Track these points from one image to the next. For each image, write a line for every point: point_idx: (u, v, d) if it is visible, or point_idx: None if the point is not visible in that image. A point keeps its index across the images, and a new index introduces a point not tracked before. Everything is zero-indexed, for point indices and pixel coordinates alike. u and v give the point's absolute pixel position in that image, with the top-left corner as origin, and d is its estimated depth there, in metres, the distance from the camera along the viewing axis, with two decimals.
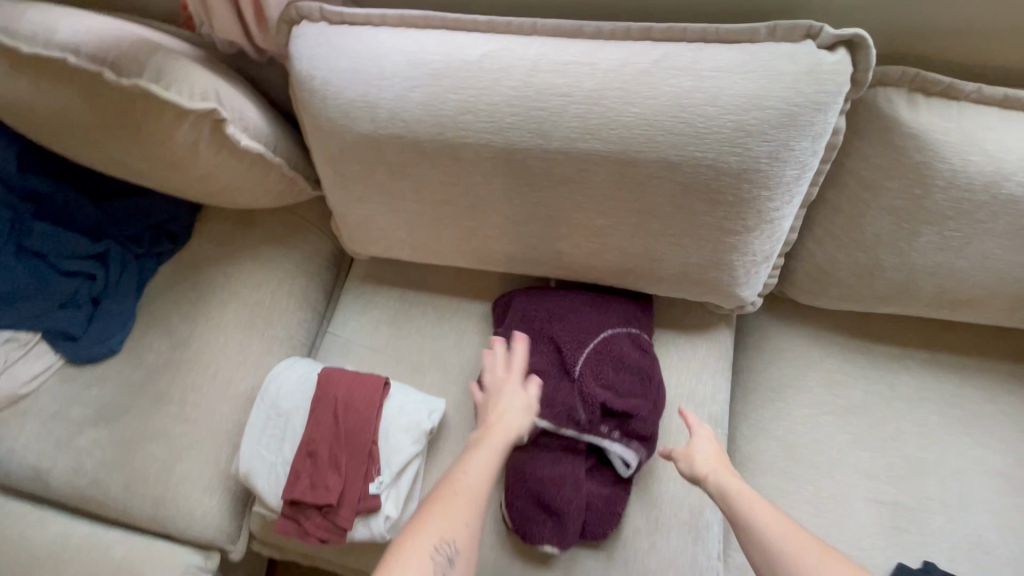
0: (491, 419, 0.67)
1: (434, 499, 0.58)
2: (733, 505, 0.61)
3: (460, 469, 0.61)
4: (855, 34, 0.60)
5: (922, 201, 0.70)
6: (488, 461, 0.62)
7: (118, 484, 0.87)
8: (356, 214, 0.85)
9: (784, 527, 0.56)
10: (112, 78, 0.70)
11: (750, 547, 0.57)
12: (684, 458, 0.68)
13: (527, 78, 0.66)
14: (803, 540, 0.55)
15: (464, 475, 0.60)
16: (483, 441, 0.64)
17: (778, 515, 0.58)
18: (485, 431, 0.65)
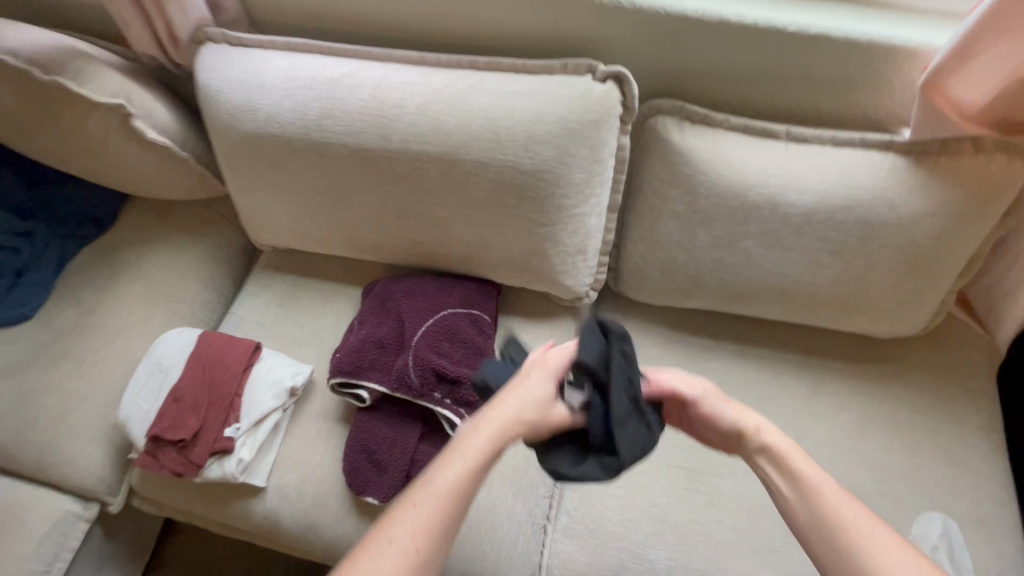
0: (492, 414, 0.60)
1: (410, 489, 0.58)
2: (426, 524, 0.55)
3: (434, 471, 0.58)
4: (616, 71, 0.78)
5: (694, 206, 0.86)
6: (472, 448, 0.58)
7: (11, 433, 0.96)
8: (247, 204, 0.99)
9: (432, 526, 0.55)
10: (38, 75, 0.85)
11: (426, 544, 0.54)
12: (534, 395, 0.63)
13: (374, 93, 0.83)
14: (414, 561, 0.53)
15: (436, 476, 0.57)
16: (461, 446, 0.59)
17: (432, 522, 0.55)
18: (468, 434, 0.60)
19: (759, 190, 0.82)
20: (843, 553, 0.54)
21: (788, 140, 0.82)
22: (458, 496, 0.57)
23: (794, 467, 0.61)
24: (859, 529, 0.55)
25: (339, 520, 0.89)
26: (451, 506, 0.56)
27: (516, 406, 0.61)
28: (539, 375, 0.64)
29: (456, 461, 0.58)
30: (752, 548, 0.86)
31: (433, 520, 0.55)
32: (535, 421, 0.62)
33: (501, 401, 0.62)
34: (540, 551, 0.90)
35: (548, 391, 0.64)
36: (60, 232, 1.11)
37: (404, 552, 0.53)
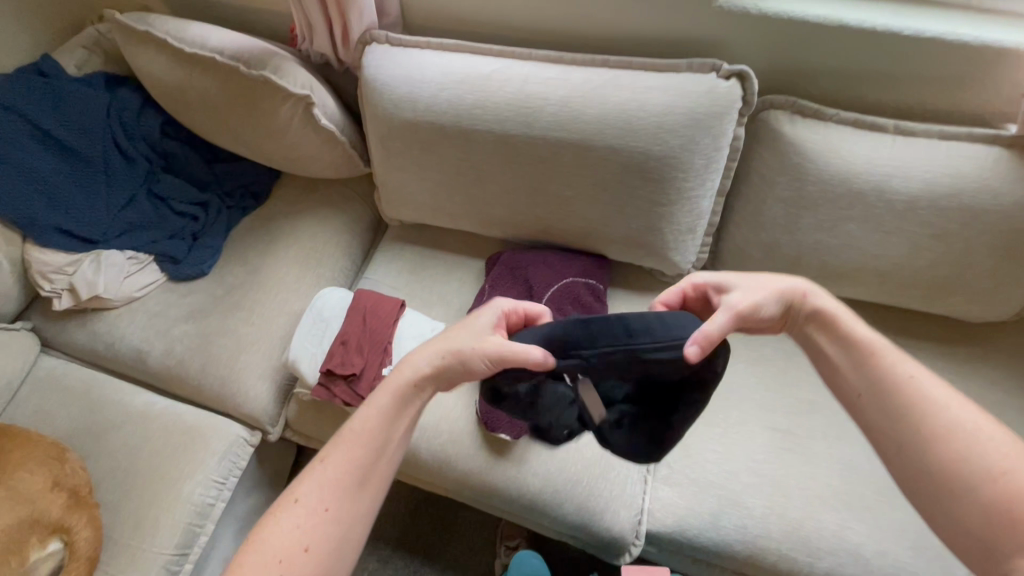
0: (395, 380, 0.70)
1: (322, 454, 0.66)
2: (320, 479, 0.64)
3: (343, 433, 0.67)
4: (741, 69, 0.89)
5: (801, 192, 0.95)
6: (376, 411, 0.68)
7: (196, 367, 1.15)
8: (394, 182, 1.15)
9: (322, 483, 0.64)
10: (245, 70, 1.06)
11: (309, 496, 0.63)
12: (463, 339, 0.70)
13: (520, 87, 0.97)
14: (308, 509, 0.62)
15: (346, 442, 0.66)
16: (369, 409, 0.68)
17: (323, 479, 0.64)
18: (377, 399, 0.69)
19: (867, 177, 0.90)
20: (911, 415, 0.59)
21: (896, 132, 0.91)
22: (366, 451, 0.66)
23: (849, 333, 0.67)
24: (922, 389, 0.60)
25: (471, 455, 1.03)
26: (359, 459, 0.65)
27: (416, 364, 0.70)
28: (467, 328, 0.72)
29: (363, 424, 0.67)
30: (843, 502, 0.95)
31: (339, 473, 0.64)
32: (451, 362, 0.69)
33: (404, 365, 0.71)
34: (643, 497, 1.01)
35: (476, 334, 0.70)
36: (228, 204, 1.31)
37: (319, 505, 0.62)
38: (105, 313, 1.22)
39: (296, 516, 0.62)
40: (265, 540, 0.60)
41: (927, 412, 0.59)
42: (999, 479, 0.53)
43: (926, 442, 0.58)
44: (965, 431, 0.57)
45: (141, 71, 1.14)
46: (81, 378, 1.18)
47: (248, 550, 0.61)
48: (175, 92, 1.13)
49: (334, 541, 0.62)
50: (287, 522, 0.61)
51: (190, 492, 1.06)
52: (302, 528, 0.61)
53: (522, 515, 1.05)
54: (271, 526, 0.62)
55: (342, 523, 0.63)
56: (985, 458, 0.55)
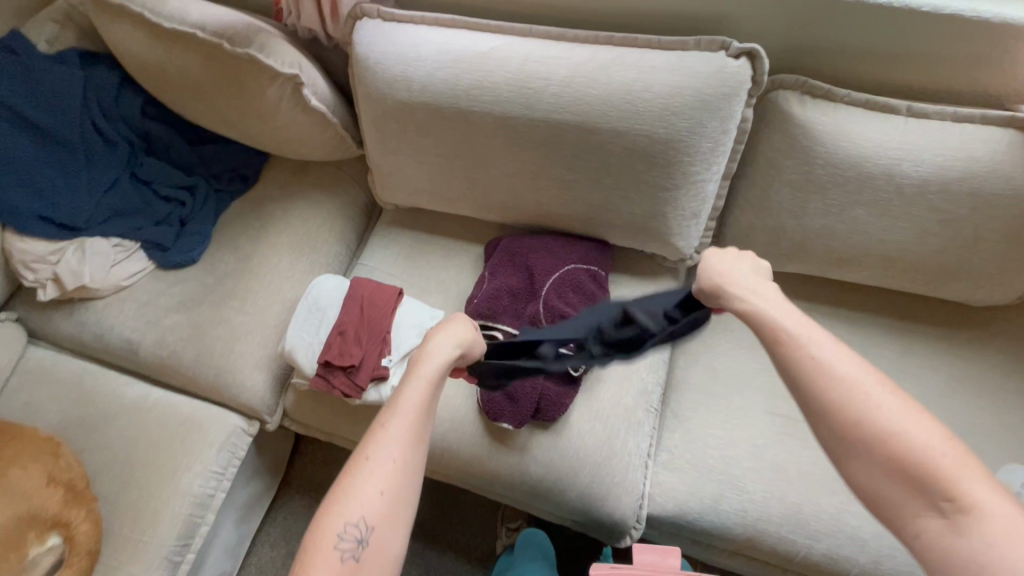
0: (429, 350, 0.68)
1: (380, 417, 0.64)
2: (385, 439, 0.61)
3: (396, 398, 0.65)
4: (751, 47, 0.85)
5: (809, 176, 0.93)
6: (425, 373, 0.66)
7: (190, 358, 1.13)
8: (389, 165, 1.11)
9: (387, 441, 0.61)
10: (228, 47, 0.99)
11: (378, 456, 0.61)
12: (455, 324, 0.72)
13: (520, 66, 0.93)
14: (379, 467, 0.60)
15: (401, 405, 0.64)
16: (415, 374, 0.66)
17: (388, 439, 0.62)
18: (418, 364, 0.67)
19: (876, 161, 0.88)
20: (819, 385, 0.55)
21: (908, 115, 0.88)
22: (421, 408, 0.64)
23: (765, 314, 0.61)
24: (817, 353, 0.56)
25: (472, 444, 1.03)
26: (417, 416, 0.64)
27: (440, 340, 0.70)
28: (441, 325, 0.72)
29: (413, 386, 0.65)
30: (842, 486, 0.96)
31: (402, 434, 0.62)
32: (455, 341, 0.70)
33: (431, 340, 0.69)
34: (644, 482, 1.01)
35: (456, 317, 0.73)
36: (215, 187, 1.26)
37: (388, 462, 0.60)
38: (93, 303, 1.18)
39: (368, 474, 0.60)
40: (342, 501, 0.59)
41: (836, 384, 0.54)
42: (898, 444, 0.51)
43: (829, 421, 0.54)
44: (863, 399, 0.53)
45: (119, 49, 1.07)
46: (71, 369, 1.16)
47: (325, 514, 0.59)
48: (155, 71, 1.07)
49: (407, 492, 0.61)
50: (360, 483, 0.60)
51: (190, 483, 1.05)
52: (376, 483, 0.60)
53: (524, 500, 1.05)
54: (345, 488, 0.60)
55: (413, 477, 0.62)
56: (886, 419, 0.52)
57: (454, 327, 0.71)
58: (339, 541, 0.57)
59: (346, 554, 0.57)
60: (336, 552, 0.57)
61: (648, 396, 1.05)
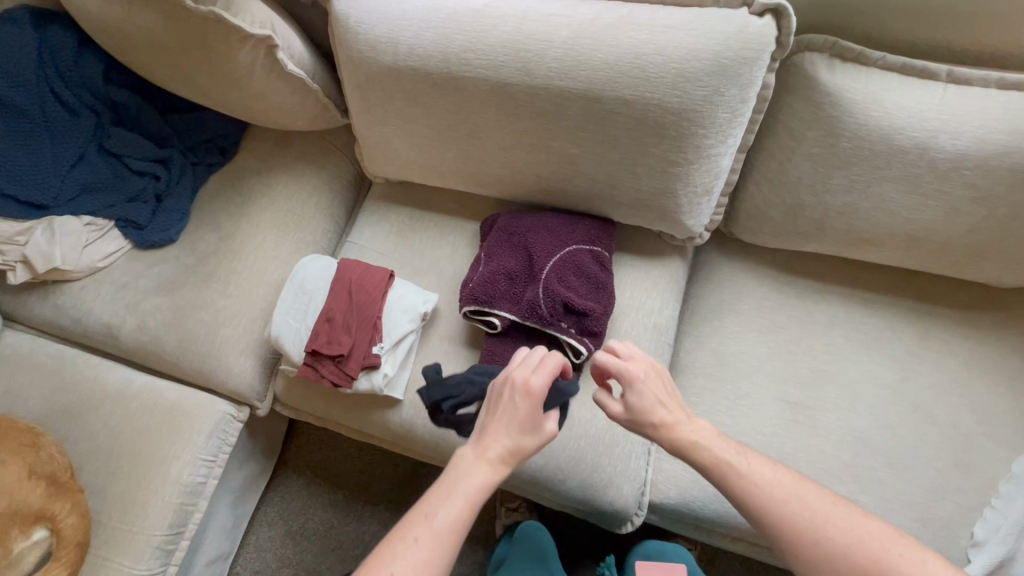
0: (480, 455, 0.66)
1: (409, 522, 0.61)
2: (419, 532, 0.60)
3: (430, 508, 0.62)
4: (778, 3, 0.76)
5: (834, 149, 0.85)
6: (466, 490, 0.63)
7: (173, 343, 1.08)
8: (376, 137, 1.02)
9: (424, 537, 0.60)
10: (190, 5, 0.88)
11: (408, 549, 0.59)
12: (518, 411, 0.67)
13: (518, 26, 0.83)
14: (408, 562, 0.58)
15: (446, 502, 0.62)
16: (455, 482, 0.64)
17: (426, 534, 0.60)
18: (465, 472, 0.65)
19: (910, 133, 0.80)
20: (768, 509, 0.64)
21: (947, 81, 0.80)
22: (455, 527, 0.61)
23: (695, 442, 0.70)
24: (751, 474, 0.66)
25: None
26: (449, 533, 0.60)
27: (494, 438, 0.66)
28: (512, 416, 0.67)
29: (450, 499, 0.62)
30: (852, 475, 0.93)
31: (443, 529, 0.60)
32: (513, 451, 0.66)
33: (485, 441, 0.66)
34: (647, 468, 0.98)
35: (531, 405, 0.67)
36: (191, 160, 1.17)
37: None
38: (68, 285, 1.12)
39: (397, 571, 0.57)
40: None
41: (784, 503, 0.64)
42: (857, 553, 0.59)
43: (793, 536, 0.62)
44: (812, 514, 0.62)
45: (74, 8, 0.97)
46: (51, 355, 1.11)
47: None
48: (114, 32, 0.97)
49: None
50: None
51: (179, 472, 1.02)
52: None
53: (524, 487, 1.02)
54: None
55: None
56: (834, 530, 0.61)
57: (522, 415, 0.67)
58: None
59: None
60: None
61: None
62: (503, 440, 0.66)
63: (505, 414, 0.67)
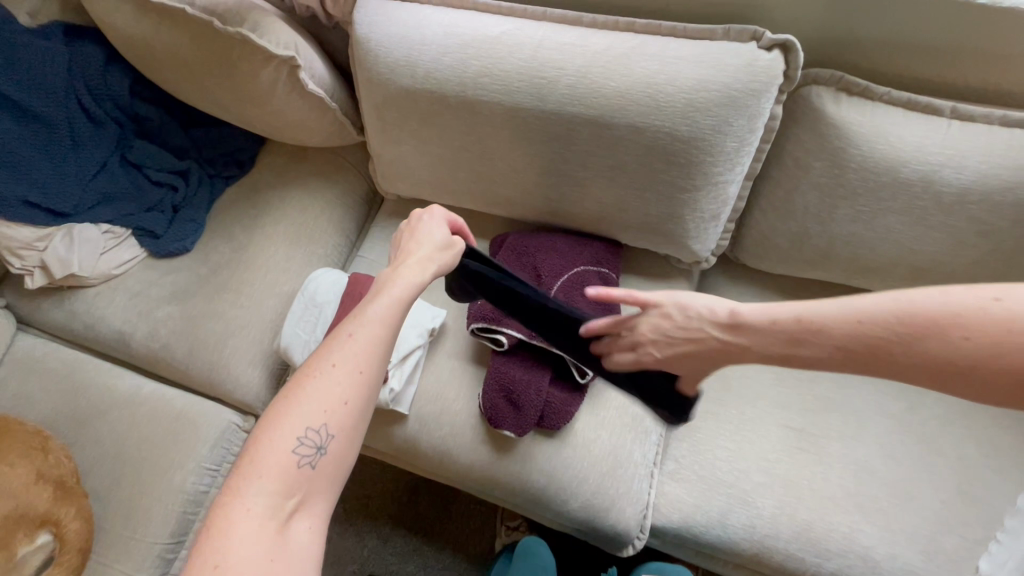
0: (400, 271, 0.70)
1: (346, 330, 0.64)
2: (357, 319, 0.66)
3: (358, 318, 0.66)
4: (786, 39, 0.78)
5: (840, 180, 0.86)
6: (399, 286, 0.68)
7: (183, 352, 1.09)
8: (390, 154, 1.05)
9: (365, 328, 0.64)
10: (220, 25, 0.92)
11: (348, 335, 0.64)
12: (424, 237, 0.76)
13: (533, 53, 0.86)
14: (348, 350, 0.63)
15: (381, 296, 0.68)
16: (379, 295, 0.68)
17: (365, 323, 0.65)
18: (385, 285, 0.69)
19: (914, 167, 0.82)
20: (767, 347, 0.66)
21: (951, 117, 0.81)
22: (379, 337, 0.64)
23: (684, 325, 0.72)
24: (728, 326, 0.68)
25: (473, 449, 0.99)
26: (383, 333, 0.65)
27: (414, 263, 0.72)
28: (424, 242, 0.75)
29: (381, 309, 0.66)
30: (856, 504, 0.93)
31: (378, 317, 0.66)
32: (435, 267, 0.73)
33: (405, 264, 0.71)
34: (649, 491, 0.98)
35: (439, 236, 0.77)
36: (209, 172, 1.20)
37: (342, 379, 0.61)
38: (84, 291, 1.14)
39: (344, 355, 0.62)
40: (302, 403, 0.60)
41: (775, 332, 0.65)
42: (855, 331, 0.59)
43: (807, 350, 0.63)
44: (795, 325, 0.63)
45: (105, 25, 1.01)
46: (62, 359, 1.12)
47: (285, 415, 0.60)
48: (142, 48, 1.01)
49: (366, 401, 0.63)
50: (321, 384, 0.61)
51: (182, 480, 1.02)
52: (345, 372, 0.62)
53: (526, 507, 1.02)
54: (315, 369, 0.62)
55: (374, 385, 0.63)
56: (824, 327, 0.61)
57: (428, 236, 0.76)
58: (298, 443, 0.58)
59: (303, 458, 0.58)
60: (293, 454, 0.58)
61: None
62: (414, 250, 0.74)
63: (418, 239, 0.76)
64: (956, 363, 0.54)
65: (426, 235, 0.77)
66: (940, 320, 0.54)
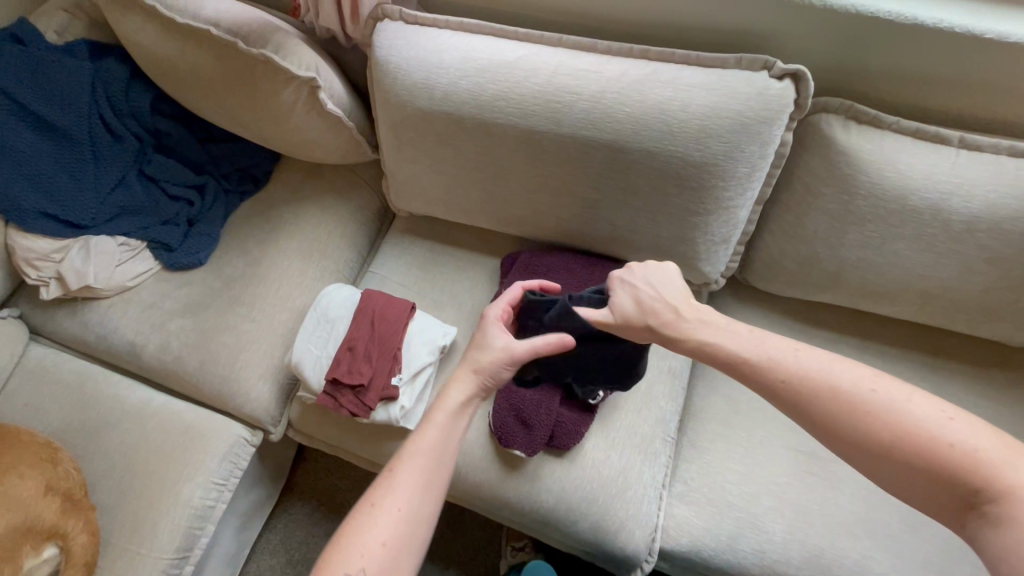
0: (441, 403, 0.77)
1: (388, 473, 0.70)
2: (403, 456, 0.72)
3: (401, 463, 0.71)
4: (797, 69, 0.80)
5: (849, 206, 0.88)
6: (439, 420, 0.75)
7: (194, 365, 1.10)
8: (405, 173, 1.06)
9: (408, 465, 0.70)
10: (244, 47, 0.95)
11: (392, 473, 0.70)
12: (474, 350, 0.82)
13: (549, 78, 0.88)
14: (389, 490, 0.68)
15: (422, 436, 0.74)
16: (418, 438, 0.74)
17: (410, 459, 0.71)
18: (428, 418, 0.76)
19: (923, 194, 0.83)
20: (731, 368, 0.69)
21: (959, 146, 0.83)
22: (420, 475, 0.70)
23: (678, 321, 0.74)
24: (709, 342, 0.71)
25: (482, 468, 0.99)
26: (422, 469, 0.70)
27: (456, 392, 0.78)
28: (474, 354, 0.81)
29: (420, 449, 0.72)
30: (866, 531, 0.92)
31: (418, 454, 0.72)
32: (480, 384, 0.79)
33: (446, 394, 0.78)
34: (659, 514, 0.97)
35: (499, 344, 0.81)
36: (225, 187, 1.22)
37: (385, 520, 0.66)
38: (97, 303, 1.15)
39: (385, 493, 0.68)
40: (347, 546, 0.65)
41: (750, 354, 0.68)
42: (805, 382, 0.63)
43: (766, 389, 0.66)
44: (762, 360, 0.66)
45: (130, 44, 1.03)
46: (73, 370, 1.13)
47: (331, 558, 0.64)
48: (165, 67, 1.03)
49: (408, 543, 0.66)
50: (367, 527, 0.66)
51: (190, 495, 1.02)
52: (386, 515, 0.66)
53: (534, 528, 1.01)
54: (362, 511, 0.67)
55: (416, 527, 0.67)
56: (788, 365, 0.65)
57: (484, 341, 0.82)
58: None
59: None
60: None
61: (666, 425, 1.01)
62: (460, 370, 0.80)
63: (472, 350, 0.82)
64: (931, 468, 0.55)
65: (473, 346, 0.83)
66: (917, 425, 0.56)
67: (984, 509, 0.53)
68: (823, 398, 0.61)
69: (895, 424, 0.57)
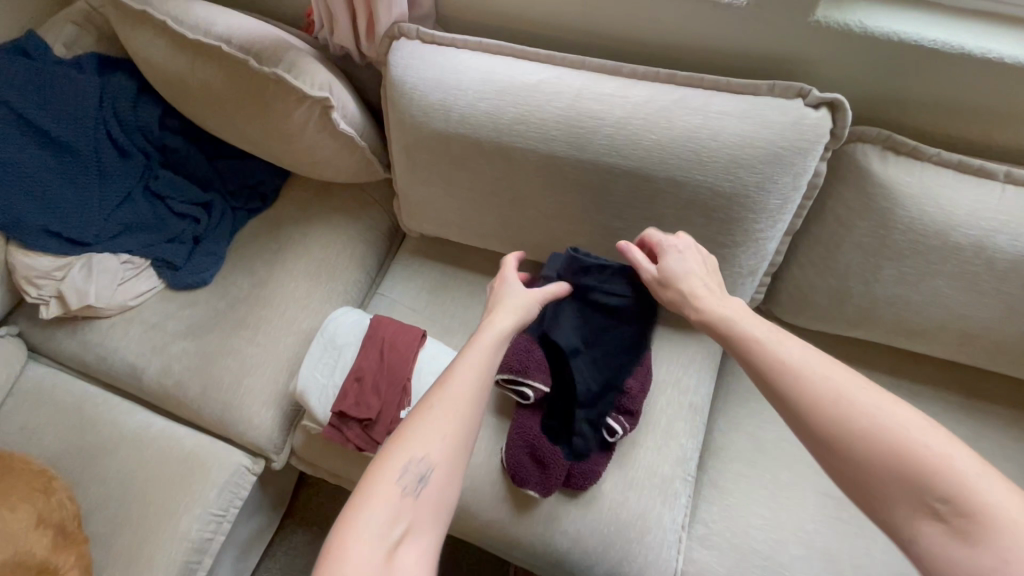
0: (493, 317, 0.73)
1: (439, 377, 0.65)
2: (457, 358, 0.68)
3: (463, 352, 0.68)
4: (835, 98, 0.76)
5: (885, 241, 0.83)
6: (495, 329, 0.71)
7: (196, 389, 1.06)
8: (418, 196, 1.03)
9: (463, 363, 0.66)
10: (255, 65, 0.92)
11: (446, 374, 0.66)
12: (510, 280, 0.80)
13: (572, 101, 0.84)
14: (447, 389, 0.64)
15: (476, 341, 0.70)
16: (477, 337, 0.70)
17: (467, 359, 0.67)
18: (480, 330, 0.71)
19: (967, 231, 0.79)
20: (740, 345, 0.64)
21: (1005, 181, 0.79)
22: (478, 374, 0.65)
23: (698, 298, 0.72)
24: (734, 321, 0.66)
25: (492, 507, 0.94)
26: (479, 370, 0.66)
27: (504, 309, 0.75)
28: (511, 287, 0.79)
29: (473, 355, 0.68)
30: None
31: (476, 357, 0.67)
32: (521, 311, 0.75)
33: (495, 311, 0.74)
34: (679, 559, 0.92)
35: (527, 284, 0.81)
36: (232, 205, 1.19)
37: (440, 422, 0.61)
38: (98, 322, 1.11)
39: (441, 392, 0.63)
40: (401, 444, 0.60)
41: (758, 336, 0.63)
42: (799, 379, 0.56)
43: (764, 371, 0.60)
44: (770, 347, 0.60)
45: (138, 58, 1.00)
46: (71, 392, 1.09)
47: (389, 447, 0.61)
48: (175, 83, 1.00)
49: (461, 449, 0.61)
50: (420, 432, 0.61)
51: (188, 527, 0.98)
52: (440, 420, 0.62)
53: (547, 572, 0.95)
54: (415, 416, 0.63)
55: (471, 436, 0.63)
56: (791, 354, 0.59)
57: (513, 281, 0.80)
58: (401, 473, 0.58)
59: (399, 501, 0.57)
60: (397, 482, 0.58)
61: (688, 465, 0.96)
62: (499, 299, 0.78)
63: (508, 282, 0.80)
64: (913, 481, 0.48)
65: (507, 281, 0.81)
66: (906, 441, 0.50)
67: (942, 516, 0.47)
68: (809, 390, 0.55)
69: (875, 433, 0.51)
